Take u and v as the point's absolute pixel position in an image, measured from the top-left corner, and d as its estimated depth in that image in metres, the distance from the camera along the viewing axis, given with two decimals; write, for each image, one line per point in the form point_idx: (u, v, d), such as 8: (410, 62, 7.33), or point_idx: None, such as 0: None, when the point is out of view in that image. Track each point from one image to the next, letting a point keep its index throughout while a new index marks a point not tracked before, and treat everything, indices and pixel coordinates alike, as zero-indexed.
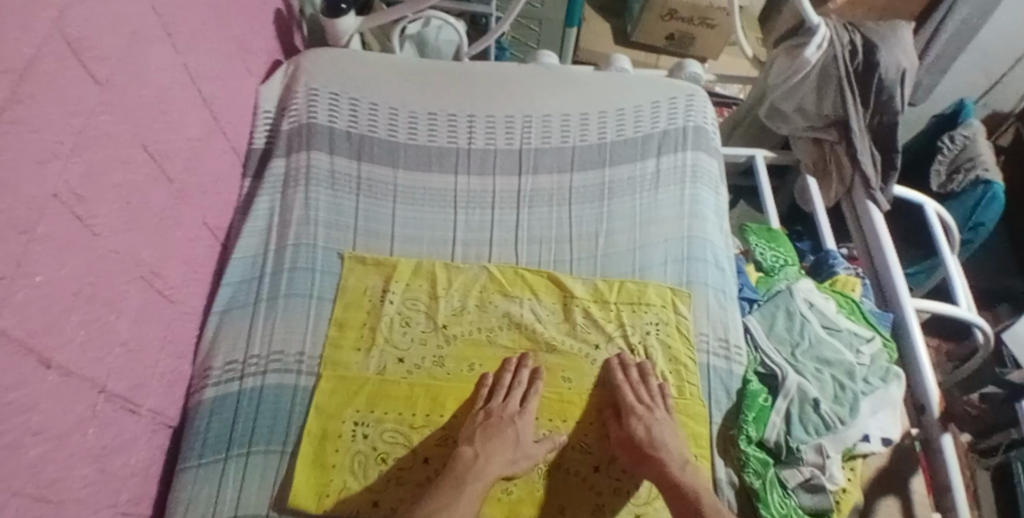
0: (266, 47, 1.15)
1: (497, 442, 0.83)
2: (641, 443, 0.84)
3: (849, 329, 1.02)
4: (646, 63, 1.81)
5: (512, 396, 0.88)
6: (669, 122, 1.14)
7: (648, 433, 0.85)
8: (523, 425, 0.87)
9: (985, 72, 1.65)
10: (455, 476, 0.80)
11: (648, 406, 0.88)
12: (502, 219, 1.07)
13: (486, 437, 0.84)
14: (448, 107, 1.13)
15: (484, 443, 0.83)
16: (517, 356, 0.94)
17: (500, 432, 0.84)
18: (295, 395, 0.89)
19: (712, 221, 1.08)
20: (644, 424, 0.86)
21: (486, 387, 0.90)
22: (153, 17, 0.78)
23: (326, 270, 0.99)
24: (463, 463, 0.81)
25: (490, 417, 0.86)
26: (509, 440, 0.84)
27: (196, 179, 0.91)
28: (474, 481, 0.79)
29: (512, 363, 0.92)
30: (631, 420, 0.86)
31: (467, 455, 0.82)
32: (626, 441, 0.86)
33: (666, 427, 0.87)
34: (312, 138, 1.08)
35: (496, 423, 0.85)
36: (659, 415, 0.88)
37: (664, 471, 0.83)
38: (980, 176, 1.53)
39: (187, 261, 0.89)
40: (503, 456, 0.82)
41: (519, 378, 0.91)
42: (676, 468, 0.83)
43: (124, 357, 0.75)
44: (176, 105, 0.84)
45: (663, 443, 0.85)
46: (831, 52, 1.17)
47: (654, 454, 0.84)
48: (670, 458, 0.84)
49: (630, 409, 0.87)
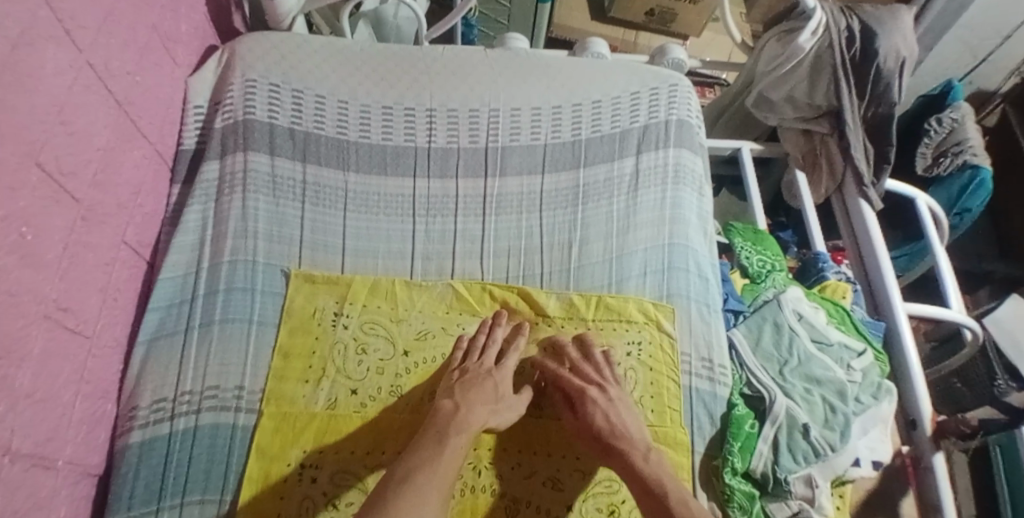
0: (195, 31, 1.01)
1: (477, 392, 0.79)
2: (602, 432, 0.79)
3: (840, 343, 0.94)
4: (624, 40, 1.70)
5: (487, 354, 0.85)
6: (650, 116, 1.04)
7: (608, 421, 0.79)
8: (502, 378, 0.83)
9: (973, 50, 1.58)
10: (436, 429, 0.74)
11: (602, 389, 0.82)
12: (465, 229, 0.97)
13: (465, 389, 0.79)
14: (406, 99, 1.02)
15: (464, 394, 0.79)
16: (492, 313, 0.90)
17: (479, 384, 0.80)
18: (233, 435, 0.79)
19: (694, 225, 0.99)
20: (601, 409, 0.80)
21: (461, 351, 0.85)
22: (47, 12, 0.66)
23: (268, 290, 0.88)
24: (444, 416, 0.76)
25: (466, 373, 0.82)
26: (490, 391, 0.80)
27: (112, 193, 0.79)
28: (458, 433, 0.74)
29: (486, 322, 0.88)
30: (588, 408, 0.81)
31: (447, 407, 0.77)
32: (586, 431, 0.80)
33: (624, 407, 0.82)
34: (250, 137, 0.96)
35: (473, 377, 0.81)
36: (617, 397, 0.82)
37: (626, 462, 0.76)
38: (968, 161, 1.43)
39: (104, 289, 0.78)
40: (485, 406, 0.78)
41: (494, 337, 0.87)
42: (638, 459, 0.76)
43: (30, 409, 0.64)
44: (80, 112, 0.71)
45: (624, 430, 0.79)
46: (827, 38, 1.07)
47: (615, 444, 0.78)
48: (633, 447, 0.77)
49: (585, 396, 0.81)
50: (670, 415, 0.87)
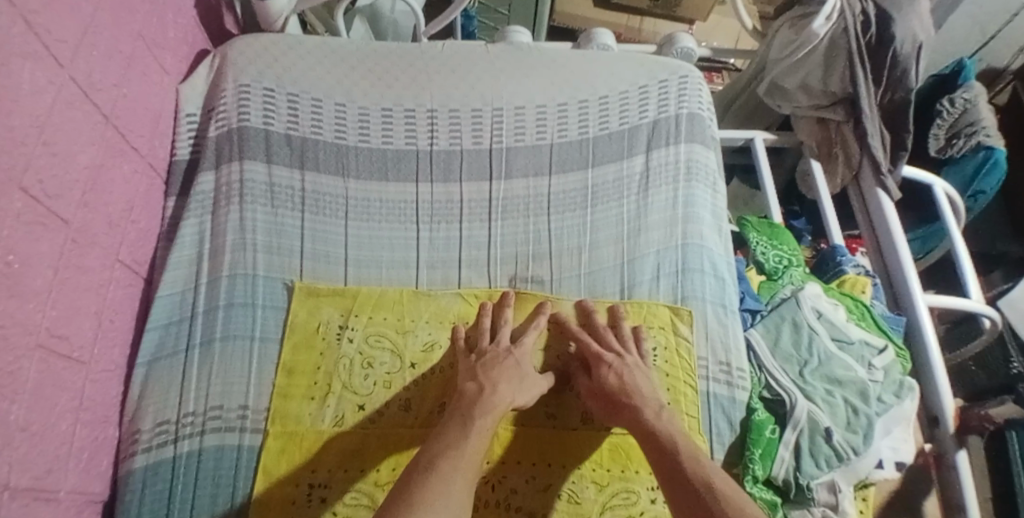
0: (185, 36, 0.97)
1: (500, 371, 0.78)
2: (612, 390, 0.79)
3: (861, 339, 0.91)
4: (628, 27, 1.65)
5: (501, 333, 0.84)
6: (660, 110, 1.00)
7: (620, 379, 0.79)
8: (521, 355, 0.82)
9: (984, 28, 1.53)
10: (462, 413, 0.73)
11: (618, 354, 0.83)
12: (471, 236, 0.94)
13: (487, 371, 0.78)
14: (405, 99, 0.98)
15: (487, 375, 0.77)
16: (500, 294, 0.89)
17: (498, 365, 0.79)
18: (238, 457, 0.77)
19: (708, 222, 0.95)
20: (615, 371, 0.80)
21: (462, 339, 0.84)
22: (24, 28, 0.62)
23: (269, 305, 0.86)
24: (469, 400, 0.75)
25: (484, 355, 0.81)
26: (512, 369, 0.79)
27: (101, 212, 0.76)
28: (484, 415, 0.73)
29: (489, 306, 0.87)
30: (600, 369, 0.81)
31: (472, 389, 0.76)
32: (597, 390, 0.81)
33: (639, 372, 0.82)
34: (245, 144, 0.93)
35: (492, 357, 0.80)
36: (630, 361, 0.82)
37: (636, 418, 0.76)
38: (982, 142, 1.35)
39: (98, 312, 0.75)
40: (510, 384, 0.77)
41: (503, 318, 0.86)
42: (649, 414, 0.76)
43: (26, 444, 0.61)
44: (62, 130, 0.68)
45: (636, 389, 0.79)
46: (842, 23, 1.02)
47: (626, 401, 0.78)
48: (644, 404, 0.77)
49: (599, 358, 0.82)
50: (690, 422, 0.85)
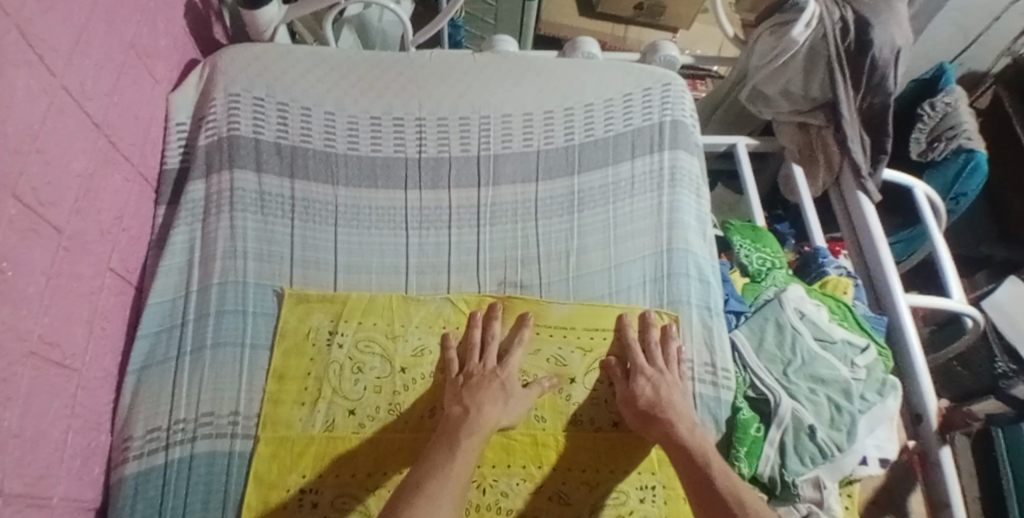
0: (175, 45, 0.98)
1: (485, 393, 0.79)
2: (649, 403, 0.81)
3: (844, 339, 0.93)
4: (613, 35, 1.67)
5: (488, 353, 0.85)
6: (644, 118, 1.02)
7: (656, 392, 0.81)
8: (508, 376, 0.83)
9: (962, 33, 1.57)
10: (448, 434, 0.74)
11: (659, 369, 0.85)
12: (460, 241, 0.95)
13: (472, 394, 0.79)
14: (394, 108, 0.99)
15: (472, 397, 0.79)
16: (486, 306, 0.89)
17: (487, 387, 0.80)
18: (230, 463, 0.78)
19: (694, 228, 0.97)
20: (652, 384, 0.82)
21: (452, 350, 0.85)
22: (18, 37, 0.63)
23: (260, 311, 0.87)
24: (455, 421, 0.76)
25: (471, 377, 0.82)
26: (497, 392, 0.80)
27: (93, 219, 0.76)
28: (469, 436, 0.74)
29: (479, 316, 0.88)
30: (639, 380, 0.83)
31: (457, 412, 0.77)
32: (632, 401, 0.82)
33: (676, 390, 0.83)
34: (235, 152, 0.94)
35: (478, 380, 0.81)
36: (670, 378, 0.84)
37: (669, 434, 0.78)
38: (963, 145, 1.38)
39: (90, 319, 0.75)
40: (495, 405, 0.78)
41: (492, 331, 0.86)
42: (683, 429, 0.78)
43: (20, 450, 0.62)
44: (55, 138, 0.69)
45: (672, 404, 0.80)
46: (821, 30, 1.05)
47: (661, 415, 0.79)
48: (679, 420, 0.79)
49: (639, 369, 0.84)
50: None
